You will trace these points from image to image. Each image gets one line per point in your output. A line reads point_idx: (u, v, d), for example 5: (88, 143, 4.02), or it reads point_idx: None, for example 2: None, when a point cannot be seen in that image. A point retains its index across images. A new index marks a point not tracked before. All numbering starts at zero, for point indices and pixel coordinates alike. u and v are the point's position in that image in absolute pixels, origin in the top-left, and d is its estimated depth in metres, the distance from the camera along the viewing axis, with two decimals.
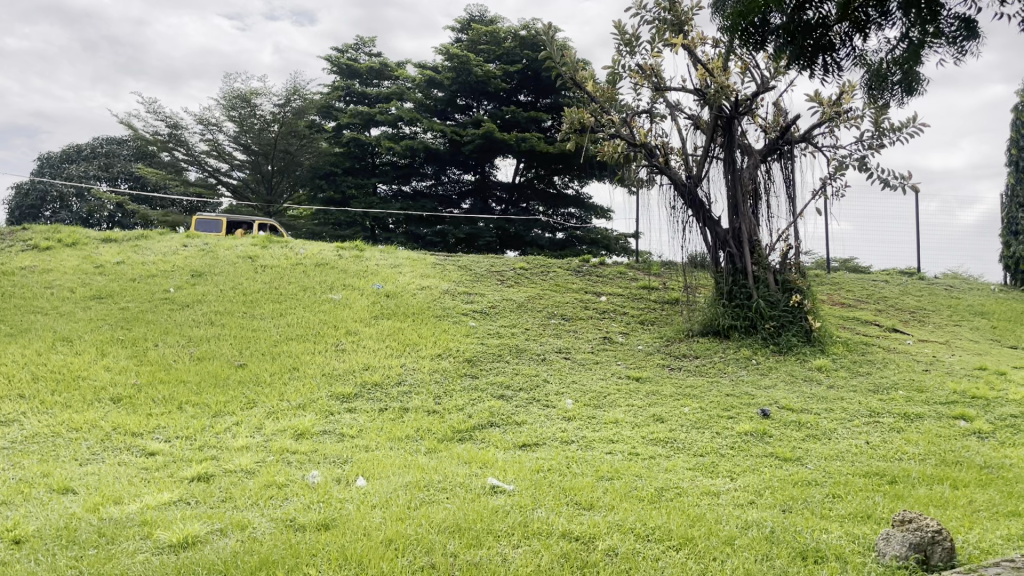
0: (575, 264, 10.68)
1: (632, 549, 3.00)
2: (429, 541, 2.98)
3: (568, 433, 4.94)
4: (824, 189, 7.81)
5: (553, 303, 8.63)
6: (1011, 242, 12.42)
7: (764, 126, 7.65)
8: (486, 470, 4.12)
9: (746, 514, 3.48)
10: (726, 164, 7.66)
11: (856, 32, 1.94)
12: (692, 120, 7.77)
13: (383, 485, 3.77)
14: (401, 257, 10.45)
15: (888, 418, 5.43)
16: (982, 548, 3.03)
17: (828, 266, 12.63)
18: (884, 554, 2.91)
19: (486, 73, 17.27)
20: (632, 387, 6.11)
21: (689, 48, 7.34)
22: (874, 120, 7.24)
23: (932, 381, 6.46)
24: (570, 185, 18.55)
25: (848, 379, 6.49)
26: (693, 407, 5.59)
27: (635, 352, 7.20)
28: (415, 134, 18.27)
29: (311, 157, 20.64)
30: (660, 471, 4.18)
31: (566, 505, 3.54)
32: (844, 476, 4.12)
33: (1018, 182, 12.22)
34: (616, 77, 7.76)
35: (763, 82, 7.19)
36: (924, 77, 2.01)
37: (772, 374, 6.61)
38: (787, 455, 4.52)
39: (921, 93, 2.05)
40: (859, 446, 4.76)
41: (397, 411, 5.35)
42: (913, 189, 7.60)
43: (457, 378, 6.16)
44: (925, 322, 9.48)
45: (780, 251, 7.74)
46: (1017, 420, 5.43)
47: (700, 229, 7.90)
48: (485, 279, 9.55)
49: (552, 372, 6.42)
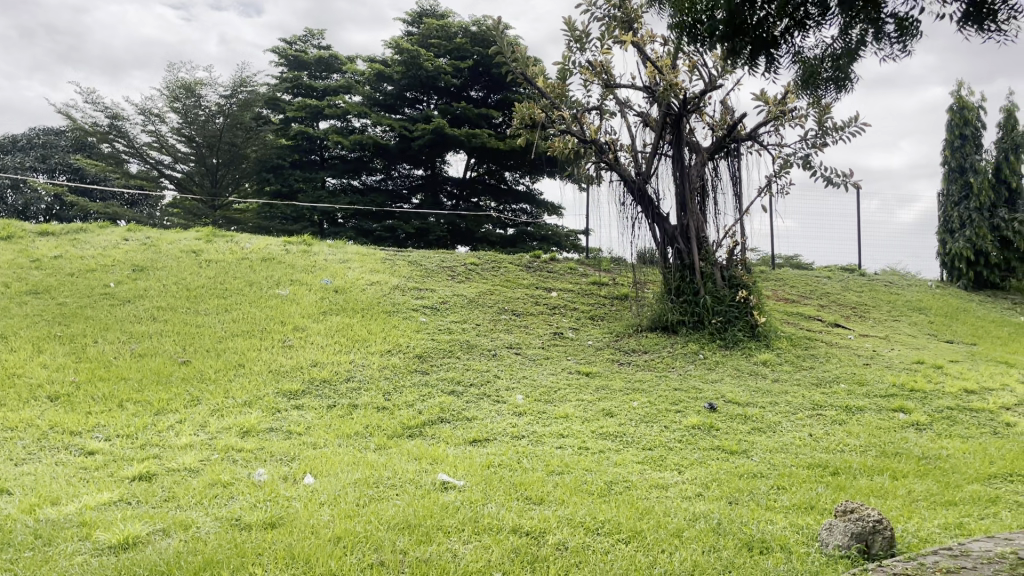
0: (525, 261, 10.65)
1: (582, 543, 3.01)
2: (378, 539, 2.95)
3: (518, 428, 4.95)
4: (770, 186, 7.98)
5: (504, 299, 8.64)
6: (947, 240, 12.82)
7: (712, 124, 7.77)
8: (435, 466, 4.10)
9: (694, 506, 3.53)
10: (675, 161, 7.78)
11: (796, 29, 2.03)
12: (642, 117, 7.87)
13: (331, 482, 3.72)
14: (349, 252, 10.34)
15: (829, 411, 5.56)
16: (921, 536, 3.12)
17: (772, 263, 12.90)
18: (828, 544, 2.97)
19: (437, 67, 17.14)
20: (582, 382, 6.15)
21: (638, 46, 7.41)
22: (817, 120, 7.42)
23: (872, 375, 6.63)
24: (521, 180, 18.48)
25: (792, 373, 6.63)
26: (642, 402, 5.65)
27: (585, 347, 7.24)
28: (364, 127, 18.13)
29: (257, 150, 20.27)
30: (609, 465, 4.21)
31: (516, 500, 3.54)
32: (788, 468, 4.20)
33: (951, 181, 12.63)
34: (566, 73, 7.80)
35: (711, 81, 7.30)
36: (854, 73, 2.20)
37: (718, 368, 6.72)
38: (733, 448, 4.59)
39: (849, 90, 2.24)
40: (802, 438, 4.87)
41: (346, 408, 5.29)
42: (856, 187, 7.81)
43: (408, 374, 6.12)
44: (865, 318, 9.72)
45: (727, 248, 7.90)
46: (952, 412, 5.61)
47: (649, 225, 7.99)
48: (435, 275, 9.48)
49: (502, 368, 6.40)
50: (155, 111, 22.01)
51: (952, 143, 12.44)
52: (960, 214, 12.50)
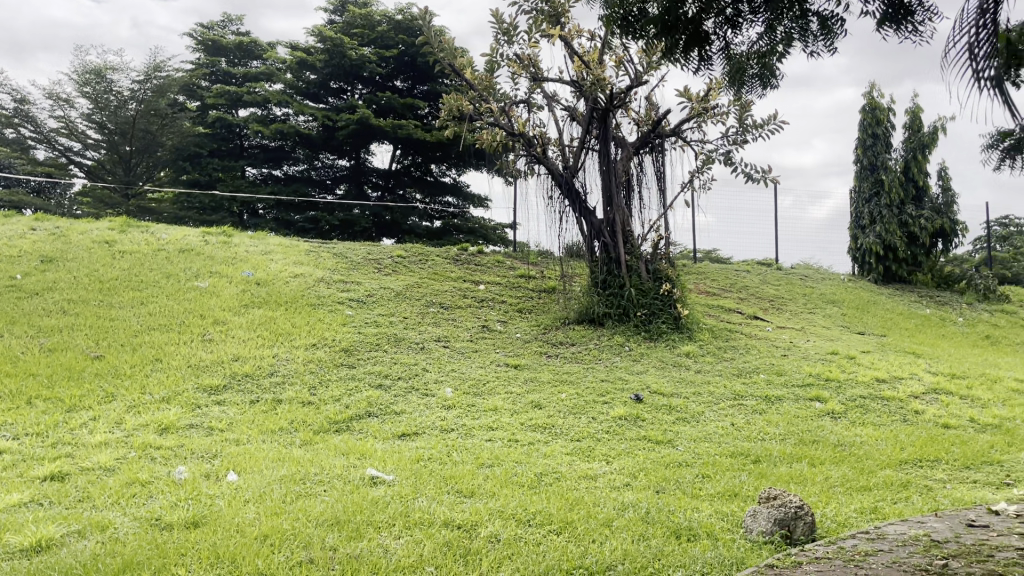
0: (452, 253, 10.60)
1: (514, 535, 3.01)
2: (307, 535, 2.89)
3: (447, 421, 4.93)
4: (692, 181, 8.15)
5: (431, 292, 8.58)
6: (858, 235, 13.32)
7: (637, 120, 7.90)
8: (364, 460, 4.04)
9: (622, 495, 3.58)
10: (601, 155, 7.87)
11: (725, 27, 2.46)
12: (569, 111, 7.93)
13: (254, 479, 3.62)
14: (271, 243, 10.11)
15: (750, 400, 5.72)
16: (839, 521, 3.23)
17: (693, 257, 13.17)
18: (751, 530, 3.04)
19: (362, 56, 16.88)
20: (510, 375, 6.16)
21: (565, 40, 7.46)
22: (738, 117, 7.62)
23: (789, 365, 6.85)
24: (447, 173, 18.42)
25: (714, 364, 6.79)
26: (570, 393, 5.69)
27: (514, 340, 7.25)
28: (286, 116, 17.72)
29: (173, 137, 19.56)
30: (538, 456, 4.24)
31: (446, 493, 3.53)
32: (712, 457, 4.30)
33: (862, 179, 13.14)
34: (494, 65, 7.79)
35: (637, 76, 7.40)
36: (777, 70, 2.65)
37: (643, 359, 6.83)
38: (659, 438, 4.68)
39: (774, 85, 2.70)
40: (725, 428, 4.99)
41: (269, 403, 5.17)
42: (774, 183, 8.04)
43: (334, 368, 6.02)
44: (782, 310, 10.05)
45: (652, 242, 8.05)
46: (865, 401, 5.84)
47: (576, 219, 8.06)
48: (361, 267, 9.36)
49: (431, 362, 6.35)
50: (63, 95, 21.04)
51: (865, 142, 12.92)
52: (870, 211, 13.01)
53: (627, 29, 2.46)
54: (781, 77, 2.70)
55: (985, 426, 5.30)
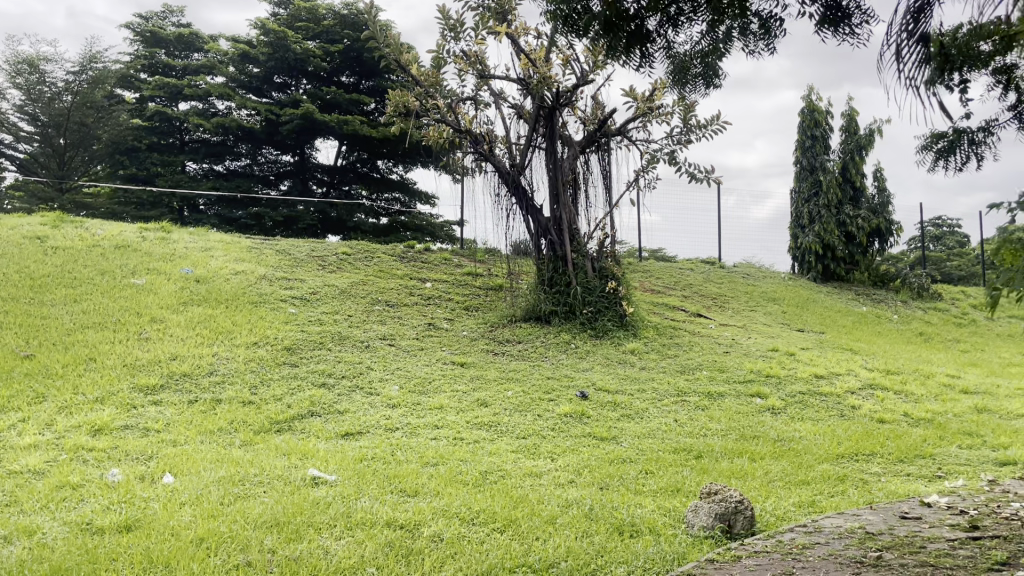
0: (398, 251, 10.52)
1: (457, 534, 2.98)
2: (244, 538, 2.82)
3: (392, 420, 4.87)
4: (638, 180, 8.22)
5: (377, 289, 8.49)
6: (798, 234, 13.60)
7: (583, 118, 7.92)
8: (305, 460, 3.97)
9: (567, 492, 3.58)
10: (548, 154, 7.88)
11: (667, 25, 2.49)
12: (516, 109, 7.92)
13: (191, 481, 3.52)
14: (212, 239, 9.89)
15: (693, 397, 5.79)
16: (778, 514, 3.28)
17: (639, 256, 13.30)
18: (693, 525, 3.07)
19: (306, 50, 16.63)
20: (456, 373, 6.13)
21: (512, 37, 7.45)
22: (682, 117, 7.71)
23: (731, 362, 6.96)
24: (394, 169, 18.28)
25: (659, 361, 6.85)
26: (516, 391, 5.68)
27: (460, 338, 7.22)
28: (228, 110, 17.33)
29: (109, 130, 19.01)
30: (483, 454, 4.21)
31: (389, 493, 3.48)
32: (656, 453, 4.34)
33: (802, 180, 13.43)
34: (441, 62, 7.73)
35: (583, 75, 7.43)
36: (720, 72, 2.70)
37: (589, 357, 6.85)
38: (604, 435, 4.70)
39: (715, 86, 2.75)
40: (669, 424, 5.03)
41: (209, 403, 5.05)
42: (717, 183, 8.16)
43: (276, 367, 5.90)
44: (725, 308, 10.21)
45: (598, 240, 8.10)
46: (804, 396, 5.96)
47: (523, 216, 8.05)
48: (304, 264, 9.21)
49: (375, 360, 6.29)
50: None
51: (803, 143, 13.23)
52: (810, 210, 13.30)
53: (569, 27, 2.49)
54: (723, 77, 2.75)
55: (918, 420, 5.45)
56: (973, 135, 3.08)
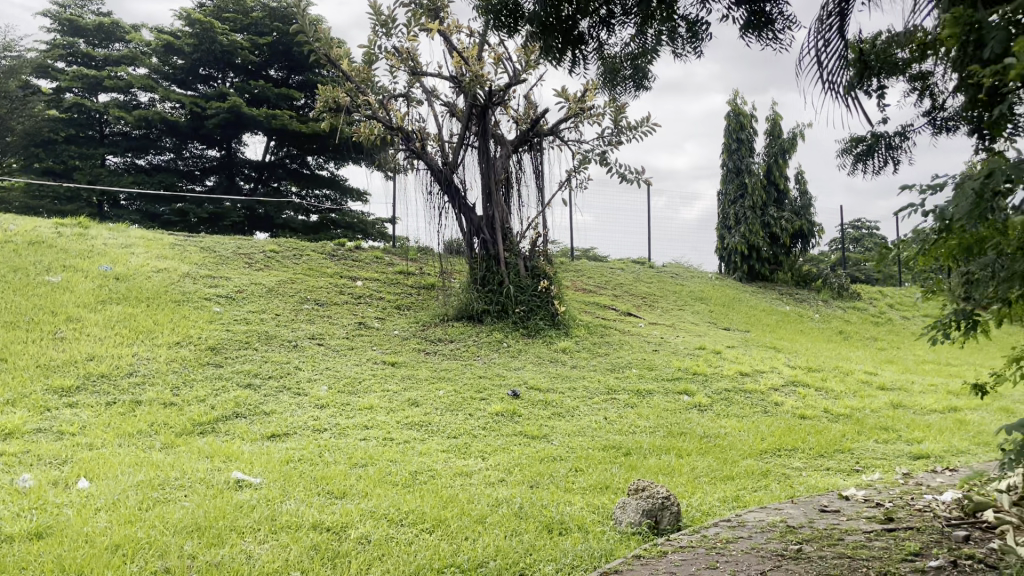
0: (328, 248, 10.35)
1: (385, 536, 2.94)
2: (163, 544, 2.73)
3: (320, 421, 4.79)
4: (569, 180, 8.28)
5: (305, 288, 8.33)
6: (725, 235, 13.91)
7: (516, 118, 7.94)
8: (229, 463, 3.86)
9: (497, 492, 3.57)
10: (480, 152, 7.86)
11: (600, 28, 2.51)
12: (448, 107, 7.89)
13: (107, 486, 3.38)
14: (132, 236, 9.56)
15: (622, 394, 5.86)
16: (703, 510, 3.34)
17: (571, 255, 13.39)
18: (620, 522, 3.10)
19: (233, 42, 16.25)
20: (387, 372, 6.07)
21: (444, 35, 7.41)
22: (613, 118, 7.80)
23: (660, 360, 7.07)
24: (324, 166, 18.02)
25: (589, 360, 6.91)
26: (447, 390, 5.65)
27: (391, 337, 7.15)
28: (151, 102, 16.78)
29: (23, 121, 18.18)
30: (413, 455, 4.17)
31: (316, 495, 3.41)
32: (585, 451, 4.37)
33: (729, 182, 13.75)
34: (372, 58, 7.64)
35: (515, 74, 7.44)
36: (648, 73, 2.76)
37: (520, 356, 6.86)
38: (535, 433, 4.72)
39: (645, 86, 2.81)
40: (599, 422, 5.08)
41: (128, 404, 4.87)
42: (647, 184, 8.28)
43: (199, 367, 5.73)
44: (654, 307, 10.37)
45: (530, 239, 8.12)
46: (729, 394, 6.09)
47: (455, 215, 8.02)
48: (231, 262, 8.98)
49: (303, 360, 6.17)
50: None
51: (729, 146, 13.54)
52: (736, 212, 13.62)
53: (501, 24, 2.48)
54: (652, 78, 2.81)
55: (837, 416, 5.63)
56: (891, 140, 3.20)
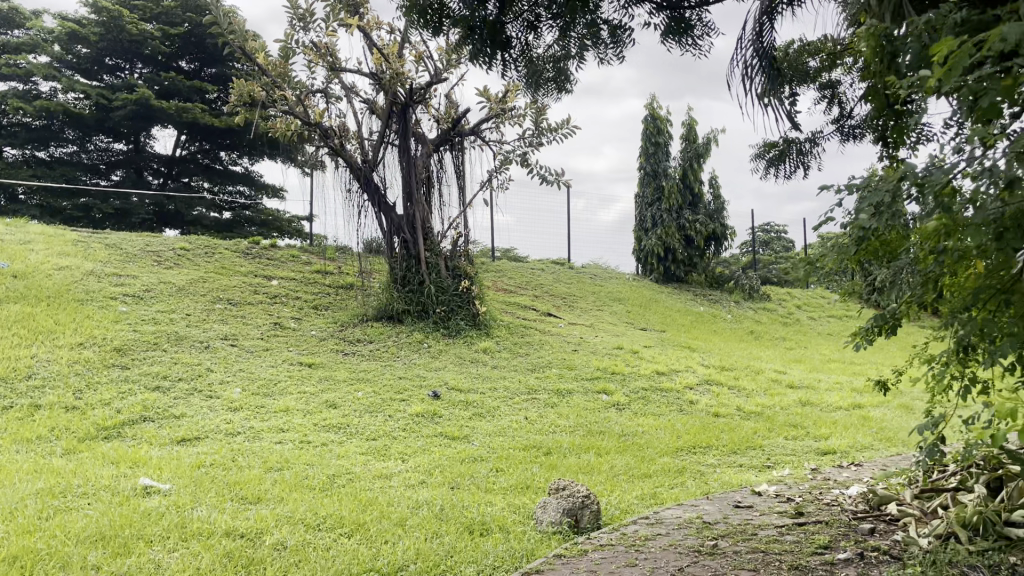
0: (242, 247, 10.07)
1: (302, 541, 2.87)
2: (65, 555, 2.59)
3: (233, 424, 4.64)
4: (491, 181, 8.28)
5: (218, 287, 8.08)
6: (642, 237, 14.15)
7: (437, 117, 7.90)
8: (136, 469, 3.70)
9: (418, 494, 3.53)
10: (401, 151, 7.78)
11: (525, 28, 2.53)
12: (368, 104, 7.78)
13: (2, 495, 3.19)
14: (31, 232, 9.08)
15: (543, 394, 5.88)
16: (622, 507, 3.38)
17: (491, 255, 13.40)
18: (541, 521, 3.10)
19: (142, 32, 15.66)
20: (303, 373, 5.94)
21: (364, 31, 7.31)
22: (534, 120, 7.85)
23: (579, 360, 7.14)
24: (238, 161, 17.59)
25: (510, 360, 6.92)
26: (366, 392, 5.57)
27: (308, 338, 7.00)
28: (52, 92, 15.97)
29: None
30: (331, 458, 4.09)
31: (229, 501, 3.30)
32: (506, 451, 4.37)
33: (646, 184, 14.02)
34: (289, 52, 7.47)
35: (436, 73, 7.41)
36: (570, 77, 2.79)
37: (441, 356, 6.82)
38: (455, 434, 4.69)
39: (566, 90, 2.84)
40: (519, 422, 5.08)
41: (26, 409, 4.62)
42: (568, 186, 8.35)
43: (103, 370, 5.49)
44: (573, 307, 10.47)
45: (451, 239, 8.08)
46: (646, 393, 6.19)
47: (375, 214, 7.90)
48: (139, 260, 8.64)
49: (216, 361, 5.98)
50: None
51: (647, 150, 13.83)
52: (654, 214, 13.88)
53: (425, 23, 2.45)
54: (574, 82, 2.85)
55: (749, 413, 5.79)
56: (801, 145, 3.32)
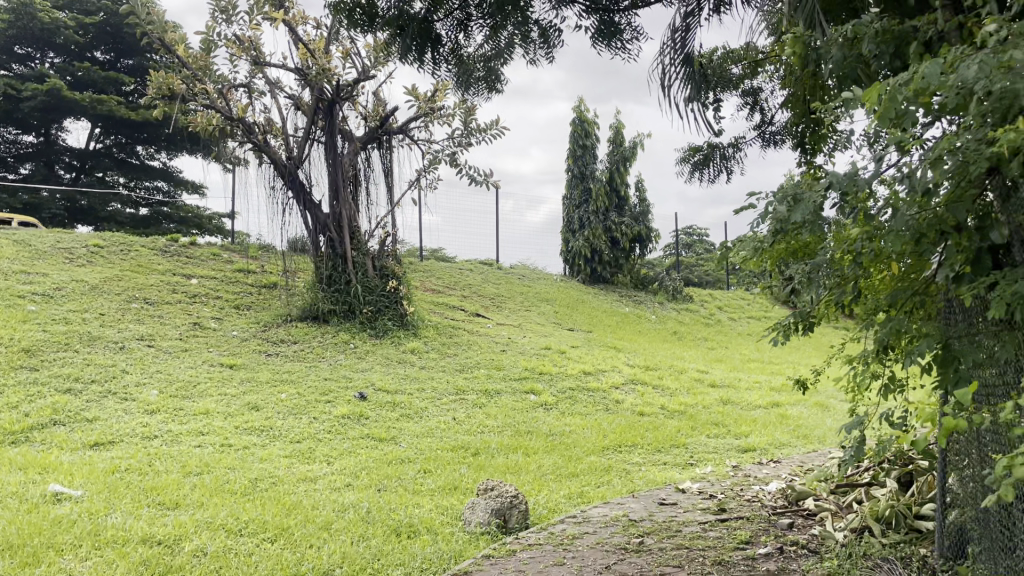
0: (160, 244, 9.74)
1: (222, 547, 2.79)
2: None
3: (150, 428, 4.49)
4: (419, 180, 8.23)
5: (134, 286, 7.79)
6: (569, 238, 14.27)
7: (364, 114, 7.80)
8: (46, 475, 3.53)
9: (343, 497, 3.47)
10: (327, 148, 7.66)
11: (454, 26, 2.52)
12: (293, 100, 7.63)
13: None
14: None
15: (471, 395, 5.87)
16: (550, 507, 3.39)
17: (419, 256, 13.31)
18: (469, 522, 3.08)
19: (54, 20, 15.00)
20: (225, 375, 5.78)
21: (289, 25, 7.17)
22: (463, 120, 7.84)
23: (507, 360, 7.16)
24: (156, 156, 17.02)
25: (437, 360, 6.89)
26: (290, 394, 5.45)
27: (230, 338, 6.82)
28: None
29: None
30: (253, 461, 3.99)
31: (146, 506, 3.19)
32: (434, 452, 4.34)
33: (574, 187, 14.15)
34: (210, 45, 7.26)
35: (364, 70, 7.32)
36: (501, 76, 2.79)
37: (368, 357, 6.74)
38: (382, 435, 4.63)
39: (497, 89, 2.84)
40: (447, 423, 5.06)
41: None
42: (496, 186, 8.36)
43: (10, 372, 5.22)
44: (502, 308, 10.48)
45: (378, 238, 8.00)
46: (573, 393, 6.25)
47: (300, 212, 7.74)
48: (49, 257, 8.26)
49: (132, 362, 5.77)
50: None
51: (575, 152, 13.98)
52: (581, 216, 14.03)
53: (354, 21, 2.42)
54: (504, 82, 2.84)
55: (673, 412, 5.91)
56: (725, 150, 3.41)
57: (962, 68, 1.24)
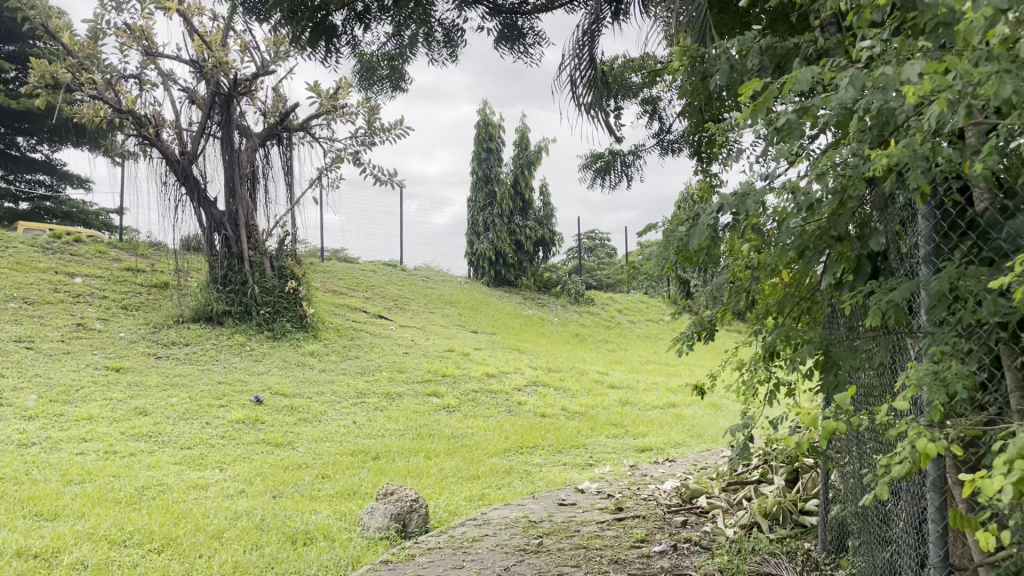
0: (41, 241, 9.21)
1: (105, 560, 2.64)
2: None
3: (27, 435, 4.22)
4: (321, 179, 8.07)
5: (12, 284, 7.34)
6: (474, 241, 14.28)
7: (264, 110, 7.59)
8: None
9: (236, 504, 3.36)
10: (224, 143, 7.41)
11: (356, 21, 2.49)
12: (187, 93, 7.35)
13: None
14: None
15: (372, 398, 5.79)
16: (451, 509, 3.38)
17: (321, 256, 13.05)
18: (368, 528, 3.04)
19: None
20: (112, 379, 5.51)
21: (184, 15, 6.91)
22: (366, 119, 7.73)
23: (410, 362, 7.10)
24: (38, 148, 16.06)
25: (338, 362, 6.77)
26: (182, 398, 5.24)
27: (117, 340, 6.50)
28: None
29: None
30: (141, 469, 3.81)
31: (21, 518, 3.00)
32: (333, 456, 4.26)
33: (479, 189, 14.18)
34: (98, 32, 6.92)
35: (263, 64, 7.13)
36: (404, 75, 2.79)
37: (265, 359, 6.56)
38: (279, 440, 4.51)
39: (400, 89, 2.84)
40: (347, 426, 4.97)
41: None
42: (400, 186, 8.28)
43: None
44: (405, 309, 10.39)
45: (277, 238, 7.79)
46: (475, 395, 6.25)
47: (194, 209, 7.46)
48: None
49: (7, 366, 5.42)
50: None
51: (479, 155, 14.02)
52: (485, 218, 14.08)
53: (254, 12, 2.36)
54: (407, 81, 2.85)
55: (574, 413, 5.99)
56: (625, 157, 3.47)
57: (839, 85, 1.29)
